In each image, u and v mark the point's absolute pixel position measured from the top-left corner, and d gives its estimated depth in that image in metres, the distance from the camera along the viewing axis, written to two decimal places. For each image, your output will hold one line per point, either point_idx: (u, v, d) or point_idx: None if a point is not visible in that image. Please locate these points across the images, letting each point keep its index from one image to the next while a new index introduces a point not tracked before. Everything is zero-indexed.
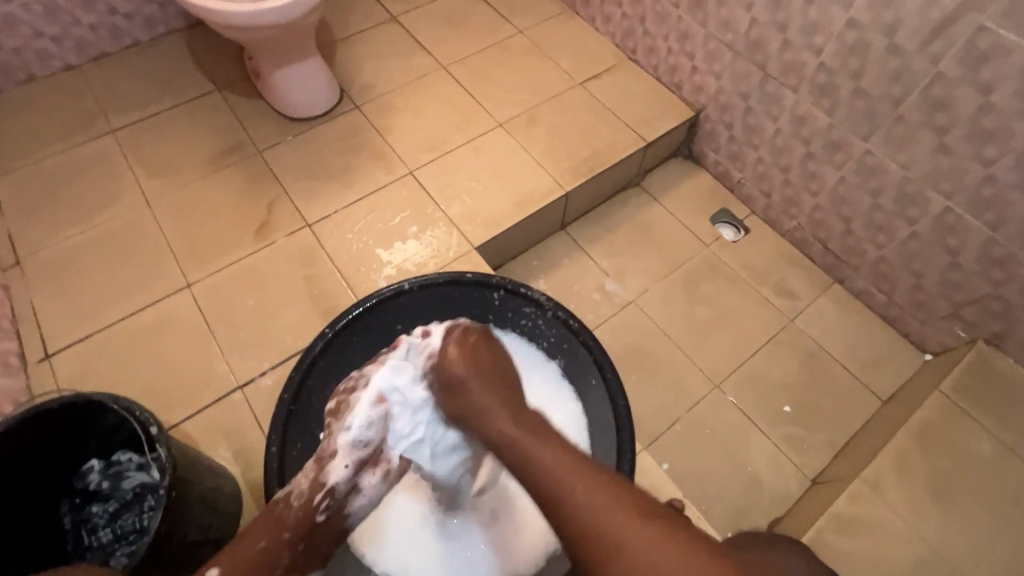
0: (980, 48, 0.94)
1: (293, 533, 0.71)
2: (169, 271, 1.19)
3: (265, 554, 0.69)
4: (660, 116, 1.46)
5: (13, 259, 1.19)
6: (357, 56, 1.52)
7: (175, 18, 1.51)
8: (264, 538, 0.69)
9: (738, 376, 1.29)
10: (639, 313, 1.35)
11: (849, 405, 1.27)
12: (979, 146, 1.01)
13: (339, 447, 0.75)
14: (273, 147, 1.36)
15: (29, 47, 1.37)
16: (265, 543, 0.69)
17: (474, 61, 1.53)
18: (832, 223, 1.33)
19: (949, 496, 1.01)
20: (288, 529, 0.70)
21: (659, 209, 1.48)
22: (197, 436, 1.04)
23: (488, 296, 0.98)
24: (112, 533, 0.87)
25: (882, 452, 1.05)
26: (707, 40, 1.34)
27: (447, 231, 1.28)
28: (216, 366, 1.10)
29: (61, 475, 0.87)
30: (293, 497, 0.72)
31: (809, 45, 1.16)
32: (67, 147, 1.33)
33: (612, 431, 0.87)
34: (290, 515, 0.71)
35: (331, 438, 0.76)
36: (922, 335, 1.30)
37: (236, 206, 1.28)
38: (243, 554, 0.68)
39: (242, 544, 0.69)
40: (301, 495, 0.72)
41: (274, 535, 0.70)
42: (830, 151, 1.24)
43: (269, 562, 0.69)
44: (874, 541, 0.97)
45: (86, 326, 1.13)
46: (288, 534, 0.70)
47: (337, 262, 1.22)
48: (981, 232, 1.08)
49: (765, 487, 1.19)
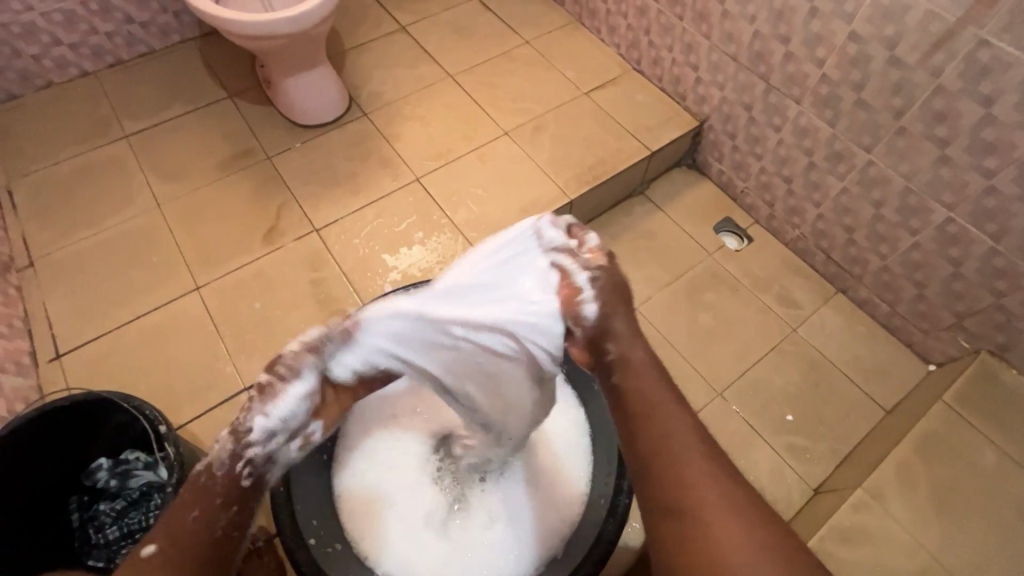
0: (981, 61, 0.95)
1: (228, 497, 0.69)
2: (179, 273, 1.21)
3: (205, 517, 0.67)
4: (665, 125, 1.48)
5: (27, 260, 1.21)
6: (366, 65, 1.55)
7: (190, 27, 1.55)
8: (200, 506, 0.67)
9: (740, 385, 1.29)
10: (642, 320, 1.36)
11: (852, 414, 1.27)
12: (981, 157, 1.02)
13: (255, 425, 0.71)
14: (283, 153, 1.38)
15: (47, 54, 1.40)
16: (199, 514, 0.67)
17: (481, 70, 1.56)
18: (836, 233, 1.33)
19: (953, 507, 1.01)
20: (218, 496, 0.68)
21: (663, 217, 1.50)
22: (204, 437, 1.05)
23: None
24: (120, 530, 0.86)
25: (884, 461, 1.05)
26: (711, 51, 1.36)
27: (452, 237, 1.29)
28: (223, 368, 1.12)
29: (69, 472, 0.88)
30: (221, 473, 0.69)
31: (811, 57, 1.17)
32: (82, 151, 1.36)
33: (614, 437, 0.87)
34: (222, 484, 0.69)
35: (248, 413, 0.71)
36: (926, 345, 1.30)
37: (246, 210, 1.30)
38: (182, 522, 0.66)
39: (178, 515, 0.66)
40: (222, 466, 0.70)
41: (196, 498, 0.68)
42: (833, 161, 1.25)
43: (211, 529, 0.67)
44: (877, 550, 0.96)
45: (96, 328, 1.14)
46: (219, 500, 0.68)
47: (343, 267, 1.24)
48: (984, 243, 1.08)
49: (767, 496, 1.19)
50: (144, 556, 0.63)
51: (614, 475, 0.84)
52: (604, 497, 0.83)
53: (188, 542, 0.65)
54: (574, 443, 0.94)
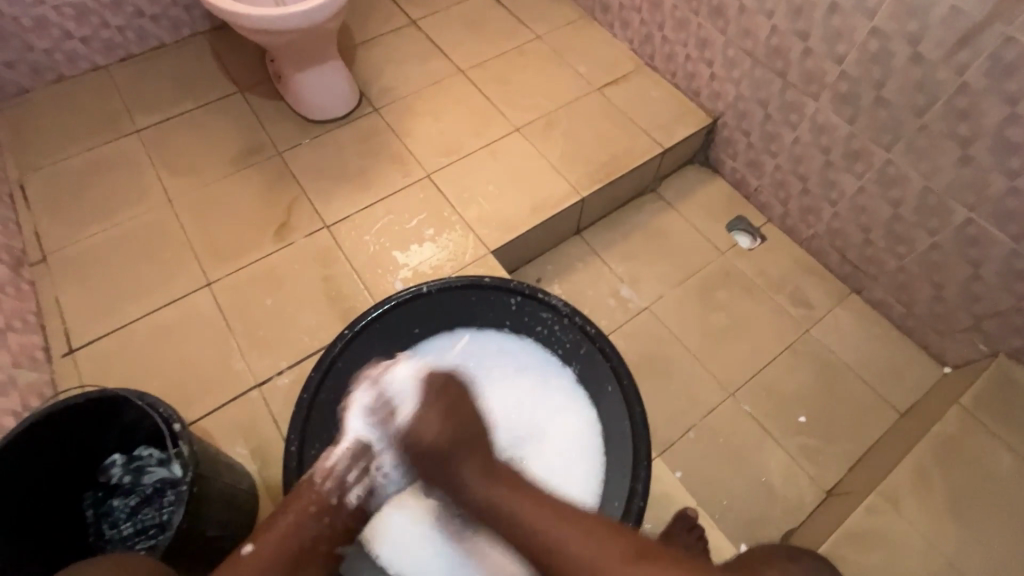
0: (1007, 59, 0.93)
1: (321, 508, 0.74)
2: (190, 269, 1.21)
3: (296, 528, 0.73)
4: (678, 122, 1.46)
5: (41, 254, 1.22)
6: (377, 59, 1.54)
7: (201, 20, 1.54)
8: (297, 511, 0.74)
9: (752, 385, 1.28)
10: (654, 319, 1.35)
11: (865, 416, 1.25)
12: (1004, 157, 1.00)
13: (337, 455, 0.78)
14: (293, 148, 1.38)
15: (59, 47, 1.40)
16: (291, 523, 0.73)
17: (492, 65, 1.54)
18: (852, 233, 1.31)
19: (968, 512, 0.99)
20: (313, 503, 0.74)
21: (676, 215, 1.48)
22: (216, 433, 1.05)
23: (506, 301, 0.98)
24: (133, 526, 0.88)
25: (900, 465, 1.04)
26: (726, 47, 1.34)
27: (463, 234, 1.28)
28: (235, 364, 1.12)
29: (84, 468, 0.89)
30: (321, 481, 0.76)
31: (831, 53, 1.15)
32: (93, 146, 1.36)
33: (629, 437, 0.86)
34: (319, 492, 0.75)
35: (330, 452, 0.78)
36: (941, 347, 1.28)
37: (257, 206, 1.30)
38: (277, 531, 0.72)
39: (276, 521, 0.73)
40: (323, 474, 0.76)
41: (303, 508, 0.74)
42: (850, 160, 1.23)
43: (301, 535, 0.73)
44: (890, 555, 0.95)
45: (109, 322, 1.15)
46: (314, 508, 0.74)
47: (355, 264, 1.23)
48: (1005, 245, 1.06)
49: (779, 498, 1.18)
50: (245, 553, 0.70)
51: (629, 477, 0.83)
52: (618, 499, 0.83)
53: (276, 546, 0.71)
54: (586, 442, 0.93)
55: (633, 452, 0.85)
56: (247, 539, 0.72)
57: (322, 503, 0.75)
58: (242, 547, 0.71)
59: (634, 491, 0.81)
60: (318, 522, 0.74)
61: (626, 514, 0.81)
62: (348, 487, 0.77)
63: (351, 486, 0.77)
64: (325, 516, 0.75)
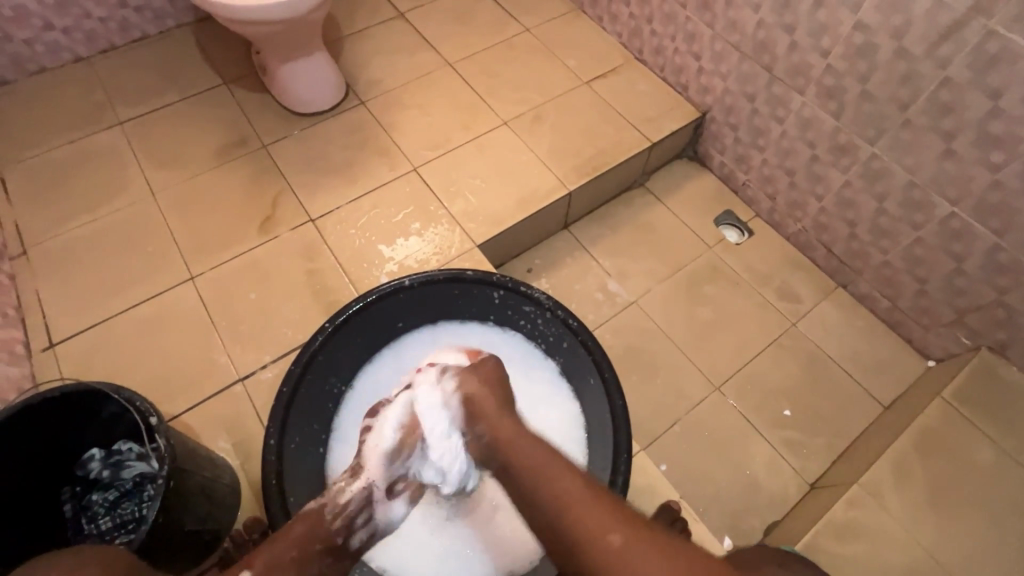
0: (989, 53, 0.93)
1: (327, 548, 0.69)
2: (173, 262, 1.20)
3: (302, 572, 0.66)
4: (666, 116, 1.46)
5: (21, 248, 1.20)
6: (363, 52, 1.53)
7: (185, 11, 1.52)
8: (307, 549, 0.68)
9: (738, 379, 1.29)
10: (641, 314, 1.35)
11: (850, 409, 1.26)
12: (987, 151, 1.00)
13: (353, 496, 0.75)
14: (279, 141, 1.37)
15: (39, 38, 1.38)
16: (302, 560, 0.67)
17: (479, 59, 1.53)
18: (837, 227, 1.32)
19: (949, 504, 1.00)
20: (320, 541, 0.69)
21: (663, 210, 1.48)
22: (198, 428, 1.04)
23: (489, 294, 0.98)
24: (112, 521, 0.87)
25: (882, 459, 1.05)
26: (714, 41, 1.33)
27: (449, 227, 1.28)
28: (217, 358, 1.11)
29: (61, 462, 0.88)
30: (333, 520, 0.71)
31: (816, 47, 1.15)
32: (75, 138, 1.34)
33: (609, 430, 0.86)
34: (327, 530, 0.71)
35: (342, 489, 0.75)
36: (925, 341, 1.29)
37: (240, 199, 1.29)
38: (278, 556, 0.65)
39: (275, 547, 0.66)
40: (334, 509, 0.72)
41: (310, 536, 0.68)
42: (836, 154, 1.23)
43: (303, 574, 0.66)
44: (871, 547, 0.96)
45: (90, 316, 1.14)
46: (320, 546, 0.69)
47: (339, 258, 1.23)
48: (987, 238, 1.07)
49: (764, 491, 1.18)
50: None
51: (609, 471, 0.84)
52: None
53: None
54: (569, 434, 0.93)
55: (614, 442, 0.85)
56: (244, 563, 0.62)
57: (329, 542, 0.70)
58: (240, 573, 0.61)
59: (614, 484, 0.82)
60: (320, 564, 0.69)
61: None
62: (354, 529, 0.74)
63: (357, 528, 0.74)
64: (329, 558, 0.70)
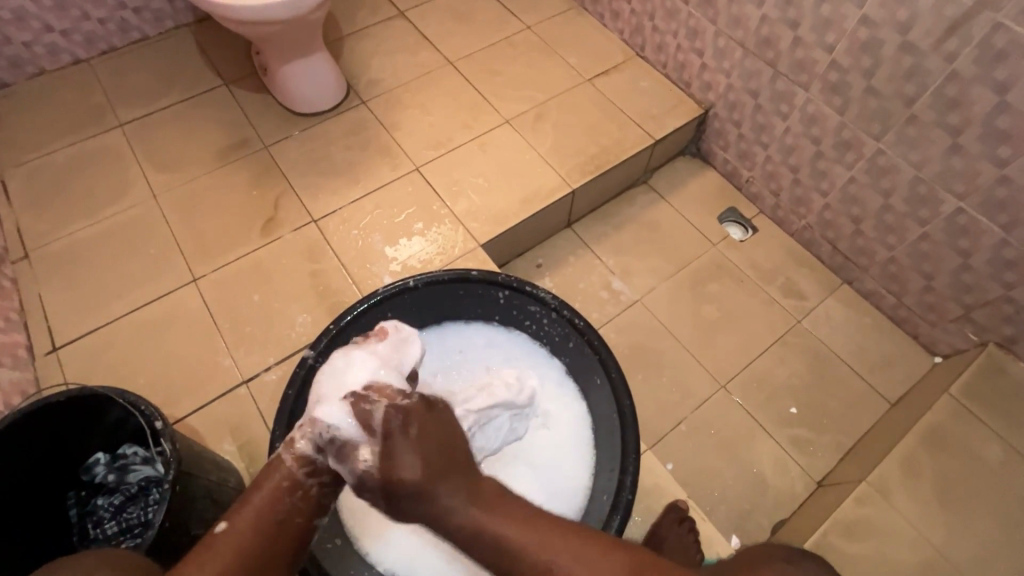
0: (996, 46, 0.92)
1: (293, 483, 0.70)
2: (175, 264, 1.20)
3: (270, 505, 0.68)
4: (669, 113, 1.45)
5: (22, 252, 1.20)
6: (363, 52, 1.52)
7: (184, 12, 1.51)
8: (268, 488, 0.69)
9: (745, 377, 1.28)
10: (645, 312, 1.34)
11: (856, 406, 1.26)
12: (994, 146, 0.99)
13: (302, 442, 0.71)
14: (280, 142, 1.36)
15: (39, 40, 1.37)
16: (265, 499, 0.68)
17: (481, 57, 1.53)
18: (843, 223, 1.31)
19: (960, 503, 0.99)
20: (285, 478, 0.70)
21: (667, 207, 1.47)
22: (203, 431, 1.04)
23: (494, 295, 0.97)
24: (118, 525, 0.86)
25: (890, 457, 1.04)
26: (716, 37, 1.33)
27: (452, 227, 1.27)
28: (222, 361, 1.11)
29: (65, 468, 0.87)
30: (290, 459, 0.70)
31: (821, 42, 1.14)
32: (76, 141, 1.34)
33: (617, 430, 0.85)
34: (289, 469, 0.70)
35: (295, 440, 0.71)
36: (932, 337, 1.28)
37: (243, 200, 1.28)
38: (251, 502, 0.68)
39: (250, 492, 0.69)
40: (292, 450, 0.71)
41: (276, 476, 0.70)
42: (842, 150, 1.22)
43: (275, 509, 0.68)
44: (880, 545, 0.96)
45: (94, 319, 1.13)
46: (287, 483, 0.70)
47: (342, 258, 1.22)
48: (995, 234, 1.06)
49: (770, 489, 1.18)
50: (217, 531, 0.65)
51: (618, 471, 0.82)
52: (607, 492, 0.82)
53: (253, 517, 0.67)
54: (576, 433, 0.93)
55: (621, 442, 0.84)
56: (223, 517, 0.67)
57: (294, 478, 0.70)
58: (216, 526, 0.66)
59: (623, 485, 0.80)
60: (291, 498, 0.69)
61: (614, 507, 0.79)
62: (318, 469, 0.71)
63: (320, 464, 0.72)
64: (299, 492, 0.70)
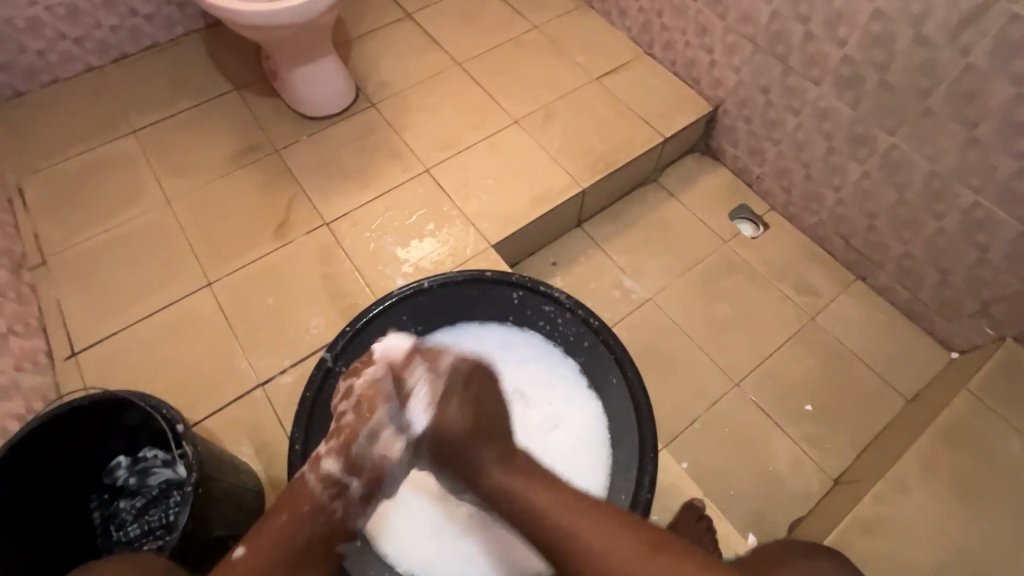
0: (1014, 37, 0.91)
1: (315, 508, 0.69)
2: (191, 268, 1.21)
3: (292, 530, 0.68)
4: (679, 111, 1.45)
5: (41, 257, 1.21)
6: (371, 55, 1.52)
7: (194, 18, 1.53)
8: (289, 513, 0.68)
9: (758, 374, 1.28)
10: (657, 310, 1.34)
11: (872, 403, 1.25)
12: (1011, 139, 0.98)
13: (329, 466, 0.69)
14: (291, 146, 1.37)
15: (52, 49, 1.39)
16: (287, 524, 0.68)
17: (488, 58, 1.53)
18: (856, 219, 1.30)
19: (980, 499, 0.99)
20: (307, 503, 0.69)
21: (677, 205, 1.47)
22: (220, 433, 1.05)
23: (508, 295, 0.98)
24: (140, 528, 0.87)
25: (908, 454, 1.03)
26: (726, 33, 1.32)
27: (463, 228, 1.27)
28: (238, 363, 1.11)
29: (87, 471, 0.89)
30: (314, 480, 0.69)
31: (833, 37, 1.13)
32: (90, 148, 1.35)
33: (633, 429, 0.86)
34: (313, 493, 0.69)
35: (321, 461, 0.69)
36: (948, 332, 1.27)
37: (255, 204, 1.29)
38: (271, 530, 0.67)
39: (271, 520, 0.68)
40: (317, 472, 0.69)
41: (301, 501, 0.69)
42: (854, 145, 1.21)
43: (296, 537, 0.68)
44: (900, 542, 0.95)
45: (111, 324, 1.15)
46: (308, 507, 0.69)
47: (354, 261, 1.23)
48: (1012, 227, 1.05)
49: (786, 487, 1.17)
50: (235, 557, 0.66)
51: (636, 469, 0.84)
52: (624, 491, 0.84)
53: (273, 547, 0.66)
54: (593, 434, 0.92)
55: (637, 440, 0.85)
56: (242, 541, 0.67)
57: (316, 502, 0.69)
58: (236, 549, 0.67)
59: (641, 483, 0.82)
60: (312, 523, 0.68)
61: (633, 505, 0.81)
62: (345, 487, 0.70)
63: (349, 483, 0.71)
64: (321, 516, 0.69)
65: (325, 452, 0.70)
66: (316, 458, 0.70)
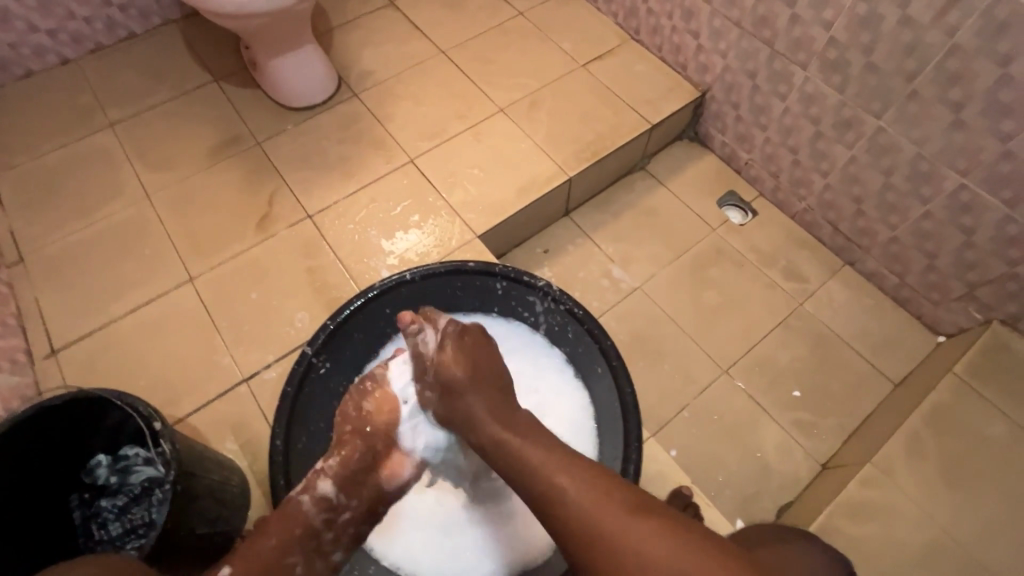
0: (999, 17, 0.90)
1: (306, 530, 0.70)
2: (172, 263, 1.19)
3: (282, 549, 0.67)
4: (666, 97, 1.43)
5: (17, 256, 1.19)
6: (353, 44, 1.50)
7: (171, 8, 1.49)
8: (280, 533, 0.68)
9: (746, 362, 1.28)
10: (645, 299, 1.34)
11: (859, 388, 1.25)
12: (997, 120, 0.97)
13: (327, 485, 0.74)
14: (272, 137, 1.34)
15: (24, 41, 1.35)
16: (277, 544, 0.67)
17: (472, 46, 1.50)
18: (844, 205, 1.30)
19: (965, 480, 0.99)
20: (299, 525, 0.70)
21: (665, 192, 1.46)
22: (204, 430, 1.04)
23: (492, 286, 0.97)
24: (122, 527, 0.87)
25: (894, 437, 1.04)
26: (712, 17, 1.30)
27: (449, 219, 1.26)
28: (220, 360, 1.10)
29: (67, 470, 0.87)
30: (308, 501, 0.72)
31: (818, 20, 1.12)
32: (66, 142, 1.32)
33: (618, 419, 0.86)
34: (308, 516, 0.71)
35: (319, 479, 0.74)
36: (935, 317, 1.27)
37: (237, 197, 1.27)
38: (260, 551, 0.66)
39: (257, 542, 0.67)
40: (313, 493, 0.73)
41: (295, 520, 0.70)
42: (841, 130, 1.20)
43: (286, 558, 0.67)
44: (886, 526, 0.95)
45: (91, 321, 1.13)
46: (299, 530, 0.69)
47: (339, 254, 1.21)
48: (997, 210, 1.05)
49: (775, 473, 1.18)
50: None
51: (620, 458, 0.83)
52: None
53: (263, 564, 0.64)
54: (579, 425, 0.91)
55: (622, 431, 0.84)
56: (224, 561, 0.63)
57: (309, 524, 0.71)
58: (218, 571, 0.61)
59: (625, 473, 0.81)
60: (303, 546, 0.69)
61: None
62: (338, 510, 0.75)
63: (341, 508, 0.75)
64: (311, 540, 0.70)
65: (322, 476, 0.75)
66: (311, 480, 0.74)
